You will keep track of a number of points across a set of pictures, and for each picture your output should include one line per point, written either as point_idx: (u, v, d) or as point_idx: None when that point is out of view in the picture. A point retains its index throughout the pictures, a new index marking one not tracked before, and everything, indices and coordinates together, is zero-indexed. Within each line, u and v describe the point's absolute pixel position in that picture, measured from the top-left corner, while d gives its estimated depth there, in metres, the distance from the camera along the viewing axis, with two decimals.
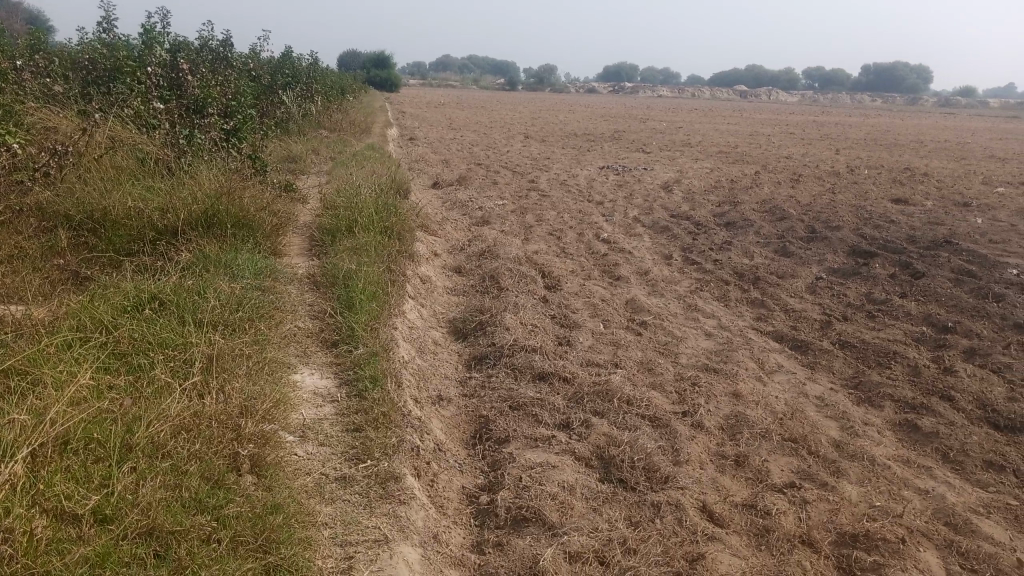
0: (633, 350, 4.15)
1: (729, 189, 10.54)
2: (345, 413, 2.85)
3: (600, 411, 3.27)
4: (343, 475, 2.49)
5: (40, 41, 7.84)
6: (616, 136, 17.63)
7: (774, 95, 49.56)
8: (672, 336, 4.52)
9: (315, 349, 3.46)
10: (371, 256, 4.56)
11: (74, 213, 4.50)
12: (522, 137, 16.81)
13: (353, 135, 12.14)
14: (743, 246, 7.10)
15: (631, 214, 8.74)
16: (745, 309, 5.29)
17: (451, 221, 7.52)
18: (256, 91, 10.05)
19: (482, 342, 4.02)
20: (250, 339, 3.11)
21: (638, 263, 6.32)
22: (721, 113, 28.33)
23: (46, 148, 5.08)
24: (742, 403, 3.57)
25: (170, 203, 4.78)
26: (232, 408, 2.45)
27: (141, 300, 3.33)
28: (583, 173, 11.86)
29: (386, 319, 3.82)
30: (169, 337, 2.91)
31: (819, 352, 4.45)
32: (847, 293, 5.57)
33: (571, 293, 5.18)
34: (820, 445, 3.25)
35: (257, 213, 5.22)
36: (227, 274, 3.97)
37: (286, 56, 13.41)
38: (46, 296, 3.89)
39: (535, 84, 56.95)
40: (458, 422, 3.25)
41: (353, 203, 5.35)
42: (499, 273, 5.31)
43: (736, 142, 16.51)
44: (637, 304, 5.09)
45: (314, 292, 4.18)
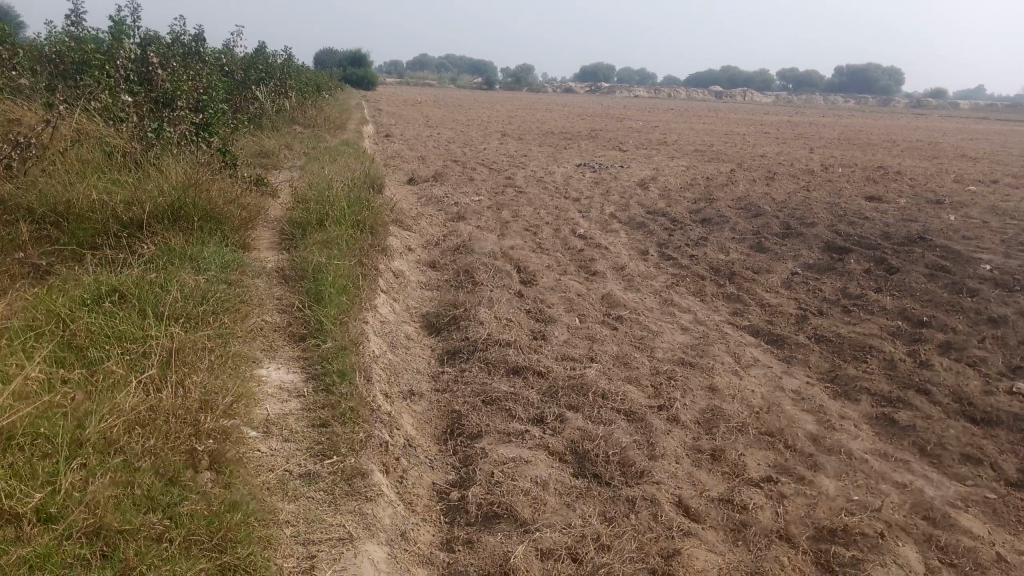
0: (609, 344, 4.09)
1: (705, 186, 10.54)
2: (311, 409, 2.76)
3: (575, 405, 3.21)
4: (307, 471, 2.40)
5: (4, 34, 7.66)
6: (593, 134, 17.63)
7: (750, 95, 49.86)
8: (648, 330, 4.47)
9: (282, 344, 3.36)
10: (342, 250, 4.47)
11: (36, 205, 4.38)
12: (499, 135, 16.76)
13: (328, 132, 12.01)
14: (719, 242, 7.08)
15: (607, 210, 8.71)
16: (721, 304, 5.25)
17: (426, 216, 7.44)
18: (228, 86, 9.89)
19: (455, 336, 3.94)
20: (214, 332, 3.02)
21: (615, 258, 6.27)
22: (697, 113, 28.48)
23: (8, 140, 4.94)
24: (719, 397, 3.52)
25: (136, 195, 4.66)
26: (191, 402, 2.35)
27: (102, 292, 3.23)
28: (559, 170, 11.82)
29: (356, 313, 3.73)
30: (129, 330, 2.81)
31: (796, 346, 4.42)
32: (823, 289, 5.55)
33: (547, 287, 5.12)
34: (797, 438, 3.20)
35: (226, 206, 5.12)
36: (193, 267, 3.86)
37: (260, 52, 13.23)
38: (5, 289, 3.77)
39: (513, 83, 56.87)
40: (430, 418, 3.16)
41: (325, 196, 5.25)
42: (474, 267, 5.24)
43: (711, 141, 16.54)
44: (613, 298, 5.03)
45: (283, 286, 4.08)
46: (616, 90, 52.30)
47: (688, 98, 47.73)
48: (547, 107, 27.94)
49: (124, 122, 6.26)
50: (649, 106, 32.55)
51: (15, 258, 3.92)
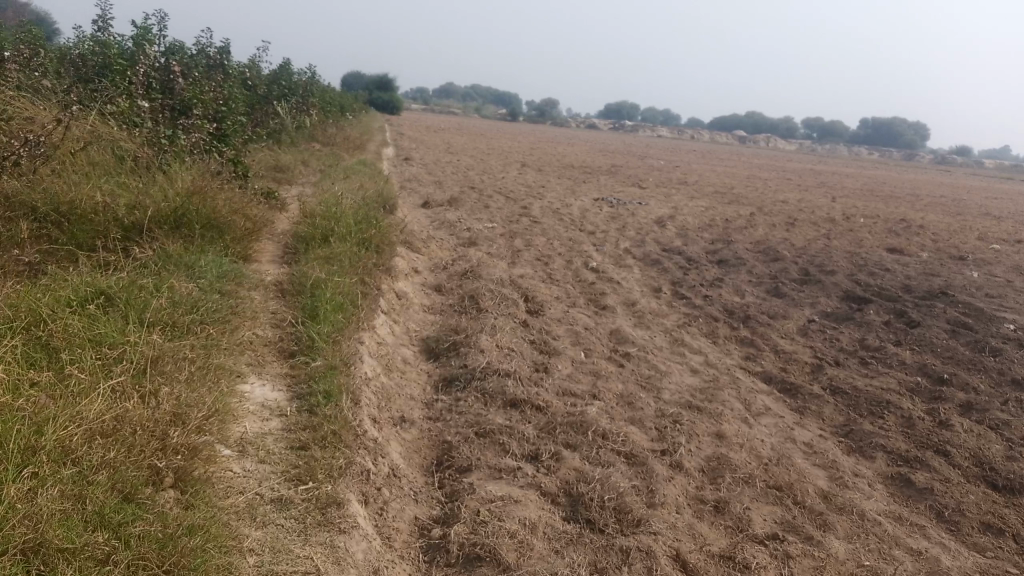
0: (613, 381, 3.93)
1: (723, 227, 10.41)
2: (291, 430, 2.61)
3: (572, 444, 3.03)
4: (280, 496, 2.24)
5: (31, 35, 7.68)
6: (612, 170, 17.57)
7: (773, 142, 49.85)
8: (656, 369, 4.30)
9: (270, 360, 3.22)
10: (345, 267, 4.35)
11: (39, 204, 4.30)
12: (519, 165, 16.72)
13: (347, 151, 11.98)
14: (735, 285, 6.91)
15: (622, 246, 8.57)
16: (733, 347, 5.07)
17: (437, 240, 7.33)
18: (251, 100, 9.88)
19: (453, 363, 3.79)
20: (198, 344, 2.88)
21: (626, 294, 6.12)
22: (718, 156, 28.46)
23: (18, 137, 4.87)
24: (725, 445, 3.34)
25: (140, 200, 4.56)
26: (162, 415, 2.20)
27: (87, 295, 3.10)
28: (576, 203, 11.72)
29: (352, 332, 3.59)
30: (108, 335, 2.67)
31: (809, 396, 4.23)
32: (839, 338, 5.37)
33: (553, 319, 4.97)
34: (806, 495, 3.01)
35: (231, 217, 5.01)
36: (188, 274, 3.74)
37: (286, 69, 13.27)
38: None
39: (537, 116, 57.15)
40: (418, 447, 3.00)
41: (332, 212, 5.14)
42: (480, 293, 5.09)
43: (732, 184, 16.43)
44: (622, 334, 4.87)
45: (279, 301, 3.94)
46: (640, 129, 52.41)
47: (712, 141, 47.73)
48: (569, 142, 27.96)
49: (139, 128, 6.21)
50: (671, 146, 32.52)
51: (10, 256, 3.81)
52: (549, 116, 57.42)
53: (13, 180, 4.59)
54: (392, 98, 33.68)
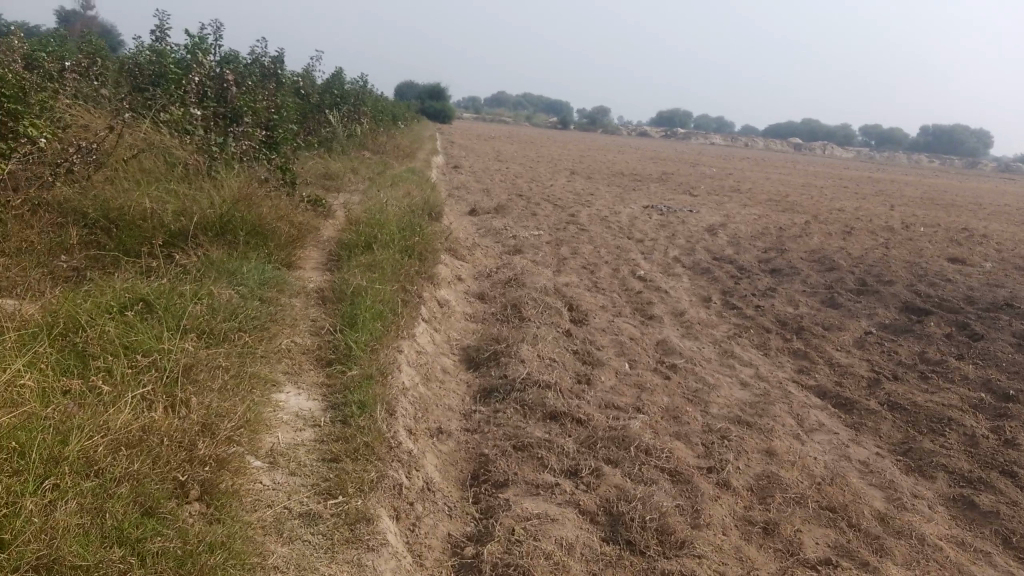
0: (658, 394, 3.80)
1: (776, 236, 10.16)
2: (324, 441, 2.55)
3: (614, 459, 2.92)
4: (308, 510, 2.17)
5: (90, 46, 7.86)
6: (663, 178, 17.36)
7: (829, 149, 48.88)
8: (703, 382, 4.15)
9: (307, 367, 3.17)
10: (386, 275, 4.30)
11: (90, 211, 4.35)
12: (568, 173, 16.62)
13: (396, 159, 12.02)
14: (788, 294, 6.71)
15: (671, 254, 8.40)
16: (785, 360, 4.89)
17: (483, 247, 7.26)
18: (302, 109, 9.97)
19: (493, 373, 3.70)
20: (234, 352, 2.84)
21: (674, 303, 5.97)
22: (772, 164, 27.98)
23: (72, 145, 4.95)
24: (775, 463, 3.19)
25: (186, 206, 4.59)
26: (190, 425, 2.16)
27: (127, 301, 3.09)
28: (625, 211, 11.57)
29: (391, 341, 3.53)
30: (143, 342, 2.65)
31: (865, 412, 4.04)
32: (898, 351, 5.14)
33: (598, 328, 4.85)
34: (862, 517, 2.85)
35: (275, 223, 5.01)
36: (230, 281, 3.73)
37: (338, 78, 13.40)
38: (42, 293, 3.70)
39: (588, 124, 56.99)
40: (454, 460, 2.92)
41: (376, 218, 5.11)
42: (523, 302, 5.01)
43: (786, 192, 16.09)
44: (669, 345, 4.73)
45: (320, 308, 3.91)
46: (692, 136, 51.86)
47: (766, 148, 46.98)
48: (620, 150, 27.75)
49: (191, 135, 6.28)
50: (724, 154, 32.05)
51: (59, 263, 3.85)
52: (600, 124, 57.17)
53: (66, 187, 4.66)
54: (444, 107, 33.89)
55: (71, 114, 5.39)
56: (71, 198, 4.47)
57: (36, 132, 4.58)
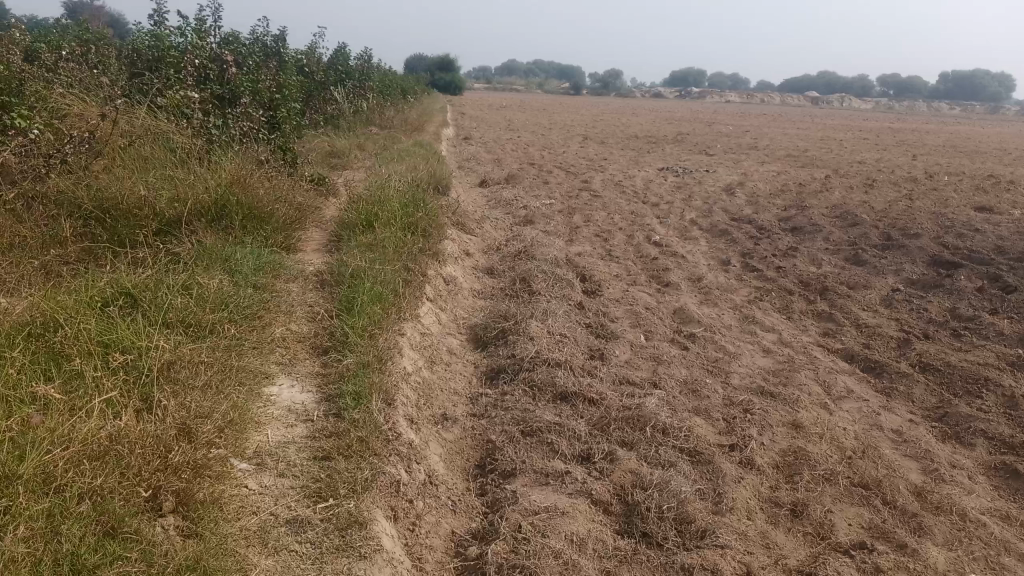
0: (676, 367, 3.60)
1: (796, 192, 9.86)
2: (315, 437, 2.39)
3: (629, 442, 2.74)
4: (296, 517, 2.02)
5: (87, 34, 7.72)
6: (679, 138, 17.01)
7: (847, 101, 47.94)
8: (724, 352, 3.95)
9: (303, 357, 3.01)
10: (388, 254, 4.13)
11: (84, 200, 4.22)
12: (581, 138, 16.31)
13: (405, 133, 11.80)
14: (810, 253, 6.46)
15: (688, 217, 8.15)
16: (810, 323, 4.67)
17: (492, 219, 7.07)
18: (306, 87, 9.76)
19: (501, 353, 3.52)
20: (221, 343, 2.69)
21: (691, 268, 5.76)
22: (790, 119, 27.43)
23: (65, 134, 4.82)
24: (802, 437, 3.00)
25: (181, 192, 4.42)
26: (166, 429, 2.01)
27: (110, 296, 2.95)
28: (640, 174, 11.30)
29: (391, 324, 3.36)
30: (123, 338, 2.50)
31: (896, 376, 3.83)
32: (928, 308, 4.90)
33: (612, 299, 4.66)
34: (898, 494, 2.65)
35: (274, 205, 4.84)
36: (224, 268, 3.57)
37: (344, 54, 13.17)
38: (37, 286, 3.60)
39: (600, 88, 56.26)
40: (460, 448, 2.75)
41: (376, 195, 4.92)
42: (532, 275, 4.82)
43: (805, 147, 15.69)
44: (687, 313, 4.53)
45: (318, 292, 3.74)
46: (706, 95, 51.08)
47: (783, 104, 46.18)
48: (634, 112, 27.29)
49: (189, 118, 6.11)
50: (741, 111, 31.46)
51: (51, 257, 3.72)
52: (613, 88, 56.40)
53: (61, 176, 4.53)
54: (455, 78, 33.51)
55: (63, 102, 5.24)
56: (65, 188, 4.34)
57: (26, 123, 4.44)
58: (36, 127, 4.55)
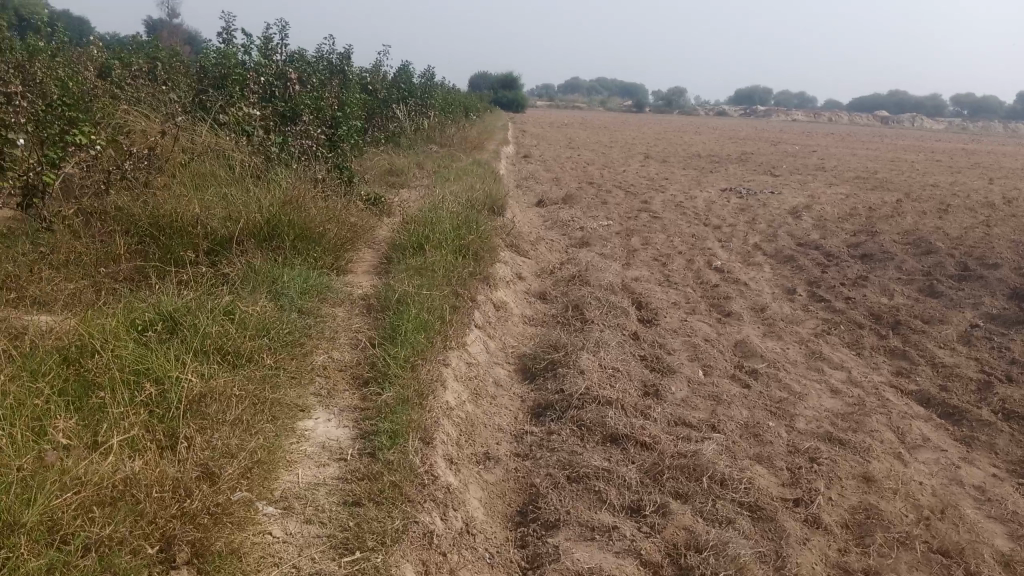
0: (736, 407, 3.39)
1: (866, 216, 9.48)
2: (347, 479, 2.27)
3: (683, 493, 2.55)
4: (319, 570, 1.89)
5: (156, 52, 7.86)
6: (742, 158, 16.65)
7: (918, 121, 46.61)
8: (789, 391, 3.72)
9: (343, 387, 2.90)
10: (437, 279, 4.01)
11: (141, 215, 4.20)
12: (642, 157, 16.08)
13: (464, 150, 11.76)
14: (881, 283, 6.14)
15: (751, 241, 7.88)
16: (882, 360, 4.39)
17: (548, 241, 6.93)
18: (368, 104, 9.79)
19: (549, 387, 3.35)
20: (257, 372, 2.59)
21: (754, 296, 5.51)
22: (859, 138, 26.69)
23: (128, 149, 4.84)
24: (874, 493, 2.76)
25: (234, 211, 4.38)
26: (187, 471, 1.91)
27: (150, 320, 2.89)
28: (702, 195, 11.03)
29: (436, 355, 3.23)
30: (156, 367, 2.43)
31: (977, 424, 3.55)
32: (1012, 347, 4.57)
33: (669, 329, 4.46)
34: (982, 564, 2.42)
35: (326, 225, 4.77)
36: (270, 290, 3.49)
37: (407, 70, 13.23)
38: (88, 304, 3.59)
39: (663, 106, 55.77)
40: (502, 492, 2.60)
41: (428, 217, 4.81)
42: (586, 301, 4.65)
43: (875, 168, 15.16)
44: (749, 346, 4.30)
45: (364, 317, 3.63)
46: (771, 114, 50.27)
47: (852, 124, 45.06)
48: (698, 131, 26.89)
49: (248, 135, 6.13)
50: (808, 131, 30.72)
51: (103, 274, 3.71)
52: (676, 106, 55.88)
53: (123, 190, 4.55)
54: (518, 95, 33.55)
55: (126, 118, 5.29)
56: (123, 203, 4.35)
57: (88, 140, 4.48)
58: (100, 143, 4.58)
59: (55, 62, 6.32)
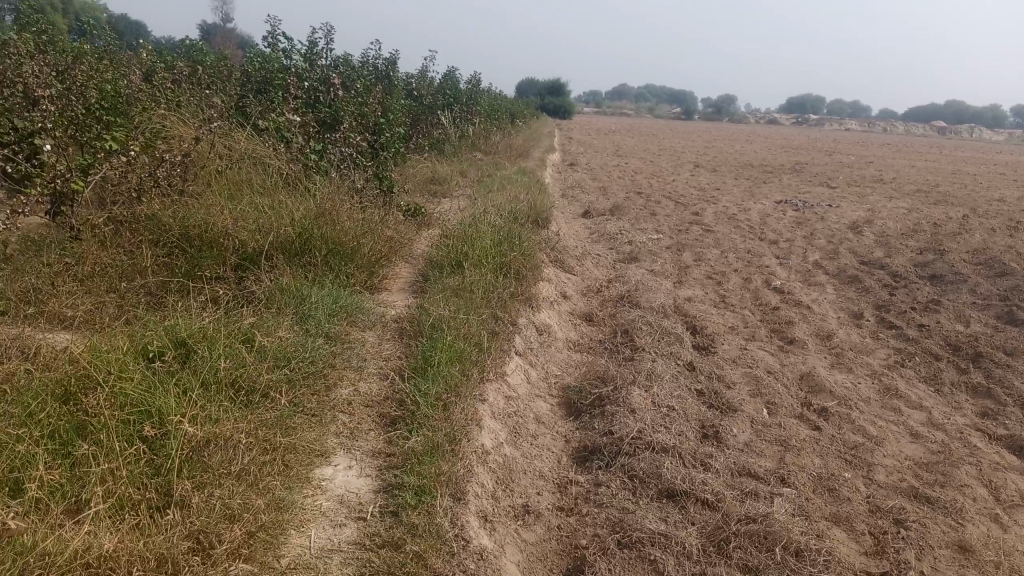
0: (808, 455, 3.03)
1: (933, 233, 8.96)
2: (365, 544, 2.00)
3: (753, 566, 2.22)
4: None
5: (202, 59, 7.73)
6: (796, 168, 16.10)
7: (977, 131, 45.19)
8: (864, 435, 3.35)
9: (368, 426, 2.62)
10: (476, 301, 3.71)
11: (170, 226, 3.98)
12: (692, 166, 15.63)
13: (510, 159, 11.49)
14: (956, 308, 5.68)
15: (811, 258, 7.45)
16: (964, 399, 3.98)
17: (594, 256, 6.60)
18: (413, 110, 9.58)
19: (597, 427, 3.03)
20: (271, 413, 2.32)
21: (818, 321, 5.12)
22: (915, 148, 25.90)
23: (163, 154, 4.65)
24: (975, 566, 2.40)
25: (267, 223, 4.13)
26: (177, 543, 1.69)
27: (161, 347, 2.64)
28: (756, 207, 10.59)
29: (471, 391, 2.93)
30: (159, 406, 2.18)
31: None
32: None
33: (727, 359, 4.10)
34: None
35: (362, 238, 4.51)
36: (296, 313, 3.23)
37: (455, 78, 12.99)
38: (109, 322, 3.38)
39: (712, 113, 54.97)
40: (543, 554, 2.29)
41: (469, 231, 4.53)
42: (637, 326, 4.31)
43: (937, 181, 14.50)
44: (816, 380, 3.93)
45: (396, 344, 3.34)
46: (824, 123, 49.19)
47: (909, 134, 43.79)
48: (749, 139, 26.29)
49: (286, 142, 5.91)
50: (863, 141, 29.88)
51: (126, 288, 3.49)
52: (726, 113, 54.96)
53: (156, 197, 4.34)
54: (564, 101, 33.23)
55: (164, 123, 5.11)
56: (153, 212, 4.13)
57: (121, 147, 4.29)
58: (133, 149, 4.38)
59: (95, 64, 6.18)
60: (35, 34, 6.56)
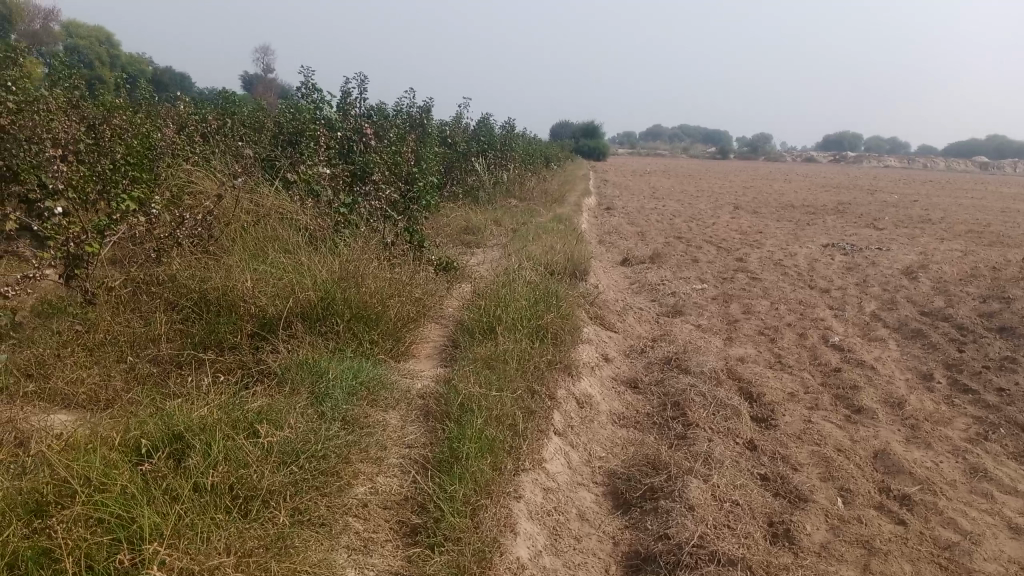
0: (895, 559, 2.61)
1: (994, 279, 8.42)
2: None
3: None
4: None
5: (233, 110, 7.57)
6: (841, 208, 15.59)
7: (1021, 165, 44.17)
8: (957, 530, 2.91)
9: (382, 538, 2.29)
10: (512, 374, 3.35)
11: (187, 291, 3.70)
12: (733, 208, 15.20)
13: (546, 205, 11.18)
14: None
15: (867, 309, 6.97)
16: None
17: (637, 311, 6.22)
18: (446, 158, 9.32)
19: (650, 528, 2.65)
20: (270, 530, 2.01)
21: (885, 385, 4.67)
22: (958, 185, 25.28)
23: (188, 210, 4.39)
24: None
25: (288, 285, 3.83)
26: None
27: (152, 440, 2.32)
28: (802, 252, 10.13)
29: (505, 488, 2.58)
30: (139, 525, 1.87)
31: None
32: None
33: (791, 434, 3.68)
34: None
35: (389, 299, 4.19)
36: (313, 393, 2.89)
37: (489, 125, 12.78)
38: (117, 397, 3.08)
39: (748, 152, 54.63)
40: None
41: (502, 292, 4.19)
42: (689, 396, 3.91)
43: (989, 220, 13.87)
44: (893, 459, 3.49)
45: (421, 427, 3.00)
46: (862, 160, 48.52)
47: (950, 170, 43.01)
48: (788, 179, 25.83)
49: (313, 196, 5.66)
50: (903, 178, 29.26)
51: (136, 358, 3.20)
52: (762, 152, 54.50)
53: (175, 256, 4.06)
54: (599, 145, 33.10)
55: (188, 179, 4.89)
56: (171, 274, 3.86)
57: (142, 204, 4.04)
58: (156, 205, 4.12)
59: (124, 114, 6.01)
60: (66, 88, 6.41)
